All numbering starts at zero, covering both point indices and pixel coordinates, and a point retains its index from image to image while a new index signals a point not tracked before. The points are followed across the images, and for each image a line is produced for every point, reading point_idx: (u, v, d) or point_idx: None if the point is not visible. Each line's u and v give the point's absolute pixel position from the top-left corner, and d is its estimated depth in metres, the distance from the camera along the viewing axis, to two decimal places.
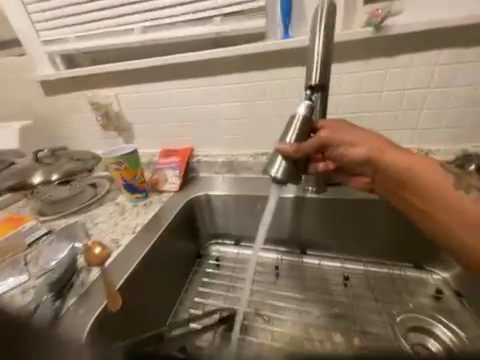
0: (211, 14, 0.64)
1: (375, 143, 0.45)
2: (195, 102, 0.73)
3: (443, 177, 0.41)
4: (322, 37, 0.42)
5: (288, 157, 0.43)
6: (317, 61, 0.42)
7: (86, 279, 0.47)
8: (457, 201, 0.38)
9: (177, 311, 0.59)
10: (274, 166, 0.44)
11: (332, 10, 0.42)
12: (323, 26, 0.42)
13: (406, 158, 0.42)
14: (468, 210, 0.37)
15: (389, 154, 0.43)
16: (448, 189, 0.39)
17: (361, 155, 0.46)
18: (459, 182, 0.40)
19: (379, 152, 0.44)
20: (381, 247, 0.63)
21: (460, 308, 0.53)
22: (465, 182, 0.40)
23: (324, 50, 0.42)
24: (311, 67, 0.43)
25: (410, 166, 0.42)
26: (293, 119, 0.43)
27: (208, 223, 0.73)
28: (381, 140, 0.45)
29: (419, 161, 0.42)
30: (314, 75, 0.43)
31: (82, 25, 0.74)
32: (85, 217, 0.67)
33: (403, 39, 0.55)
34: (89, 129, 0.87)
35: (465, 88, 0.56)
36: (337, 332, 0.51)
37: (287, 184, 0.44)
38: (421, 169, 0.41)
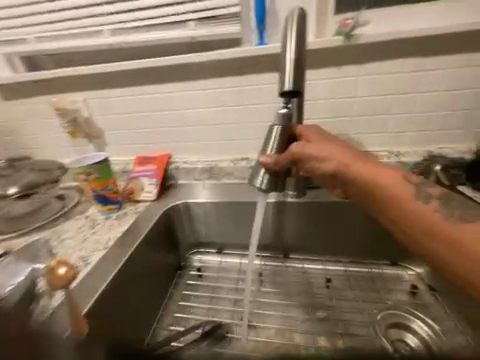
0: (185, 18, 0.63)
1: (342, 155, 0.43)
2: (170, 107, 0.71)
3: (407, 186, 0.39)
4: (293, 45, 0.42)
5: (268, 169, 0.45)
6: (289, 68, 0.42)
7: (48, 305, 0.42)
8: (420, 210, 0.37)
9: (156, 329, 0.55)
10: (259, 179, 0.46)
11: (301, 18, 0.43)
12: (294, 34, 0.42)
13: (371, 170, 0.41)
14: (431, 220, 0.36)
15: (356, 166, 0.42)
16: (412, 199, 0.38)
17: (329, 168, 0.44)
18: (420, 191, 0.38)
19: (347, 165, 0.42)
20: (359, 247, 0.65)
21: (434, 301, 0.56)
22: (426, 190, 0.39)
23: (297, 57, 0.42)
24: (284, 74, 0.42)
25: (375, 177, 0.40)
26: (272, 131, 0.45)
27: (189, 231, 0.70)
28: (347, 153, 0.44)
29: (383, 171, 0.41)
30: (287, 82, 0.42)
31: (45, 26, 0.69)
32: (49, 234, 0.61)
33: (371, 48, 0.58)
34: (54, 136, 0.81)
35: (427, 94, 0.61)
36: (323, 337, 0.50)
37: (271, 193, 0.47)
38: (386, 180, 0.40)
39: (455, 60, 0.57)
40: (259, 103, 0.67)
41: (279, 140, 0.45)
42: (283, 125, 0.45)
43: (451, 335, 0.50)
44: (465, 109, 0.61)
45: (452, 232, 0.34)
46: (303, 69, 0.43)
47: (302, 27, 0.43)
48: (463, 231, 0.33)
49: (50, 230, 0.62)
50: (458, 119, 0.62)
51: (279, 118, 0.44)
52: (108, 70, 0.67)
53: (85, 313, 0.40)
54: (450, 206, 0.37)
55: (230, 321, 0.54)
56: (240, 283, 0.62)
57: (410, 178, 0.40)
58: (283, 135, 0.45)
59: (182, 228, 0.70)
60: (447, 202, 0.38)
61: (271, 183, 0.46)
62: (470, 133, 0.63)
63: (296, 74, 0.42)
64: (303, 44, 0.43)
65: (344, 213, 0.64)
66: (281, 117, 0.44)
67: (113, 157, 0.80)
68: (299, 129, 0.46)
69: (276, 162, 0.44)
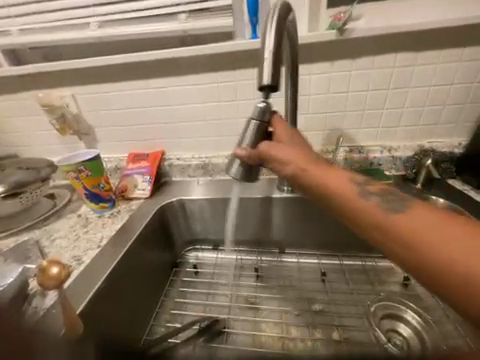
0: (175, 11, 0.61)
1: (301, 156, 0.39)
2: (163, 102, 0.69)
3: (351, 185, 0.35)
4: (272, 34, 0.37)
5: (243, 161, 0.41)
6: (268, 59, 0.36)
7: (41, 305, 0.41)
8: (366, 209, 0.33)
9: (152, 327, 0.54)
10: (233, 167, 0.42)
11: (282, 12, 0.39)
12: (273, 25, 0.37)
13: (322, 172, 0.37)
14: (376, 217, 0.32)
15: (309, 169, 0.37)
16: (358, 197, 0.34)
17: (287, 172, 0.39)
18: (363, 189, 0.35)
19: (303, 168, 0.38)
20: (353, 240, 0.66)
21: (426, 292, 0.57)
22: (368, 187, 0.36)
23: (275, 48, 0.36)
24: (262, 66, 0.36)
25: (324, 179, 0.36)
26: (248, 126, 0.40)
27: (185, 228, 0.70)
28: (304, 153, 0.39)
29: (330, 171, 0.37)
30: (266, 74, 0.36)
31: (29, 18, 0.66)
32: (40, 233, 0.59)
33: (363, 42, 0.58)
34: (42, 134, 0.78)
35: (418, 90, 0.61)
36: (318, 329, 0.51)
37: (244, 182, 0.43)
38: (332, 182, 0.36)
39: (446, 54, 0.57)
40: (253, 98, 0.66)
41: (256, 133, 0.40)
42: (262, 119, 0.40)
43: (441, 322, 0.51)
44: (455, 104, 0.62)
45: (398, 222, 0.30)
46: (281, 63, 0.37)
47: (280, 17, 0.39)
48: (407, 220, 0.30)
49: (40, 230, 0.61)
50: (448, 114, 0.63)
51: (258, 111, 0.39)
52: (96, 64, 0.65)
53: (80, 313, 0.40)
54: (396, 199, 0.33)
55: (227, 317, 0.54)
56: (236, 279, 0.62)
57: (355, 176, 0.37)
58: (261, 129, 0.40)
59: (177, 226, 0.70)
60: (391, 194, 0.35)
61: (247, 171, 0.42)
62: (459, 127, 0.64)
63: (276, 65, 0.36)
64: (282, 35, 0.38)
65: None
66: (259, 110, 0.39)
67: (104, 154, 0.79)
68: (276, 117, 0.42)
69: (251, 156, 0.40)
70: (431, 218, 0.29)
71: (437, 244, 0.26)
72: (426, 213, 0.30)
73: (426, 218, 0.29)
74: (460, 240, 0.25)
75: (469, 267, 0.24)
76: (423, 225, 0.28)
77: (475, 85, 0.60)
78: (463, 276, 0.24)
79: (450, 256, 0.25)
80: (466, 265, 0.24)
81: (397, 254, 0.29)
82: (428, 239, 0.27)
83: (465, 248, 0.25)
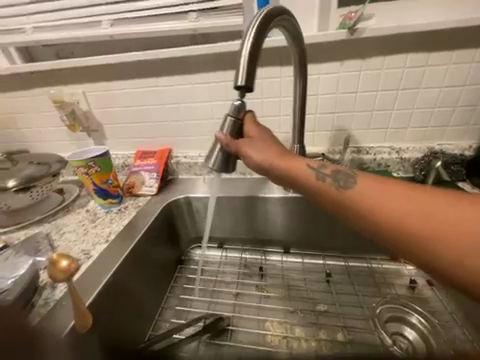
0: (185, 10, 0.62)
1: (267, 151, 0.40)
2: (171, 100, 0.70)
3: (310, 172, 0.38)
4: (251, 38, 0.35)
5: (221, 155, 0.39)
6: (244, 59, 0.34)
7: (51, 297, 0.42)
8: (326, 192, 0.36)
9: (157, 322, 0.55)
10: (213, 156, 0.40)
11: (268, 15, 0.37)
12: (254, 28, 0.35)
13: (285, 163, 0.39)
14: (334, 198, 0.35)
15: (275, 162, 0.39)
16: (317, 183, 0.37)
17: (257, 167, 0.40)
18: (319, 173, 0.37)
19: (271, 162, 0.39)
20: (358, 242, 0.65)
21: (433, 296, 0.57)
22: (323, 170, 0.38)
23: (253, 50, 0.35)
24: (237, 65, 0.35)
25: (287, 170, 0.38)
26: (224, 122, 0.39)
27: (190, 226, 0.71)
28: (270, 146, 0.40)
29: (296, 161, 0.39)
30: (240, 74, 0.35)
31: (42, 16, 0.68)
32: (50, 227, 0.60)
33: (374, 43, 0.57)
34: (53, 130, 0.80)
35: (428, 91, 0.61)
36: (322, 330, 0.51)
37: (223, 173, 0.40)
38: (292, 172, 0.38)
39: (458, 55, 0.56)
40: (260, 98, 0.66)
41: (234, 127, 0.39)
42: (237, 116, 0.39)
43: (448, 327, 0.51)
44: (466, 106, 0.61)
45: (374, 202, 0.31)
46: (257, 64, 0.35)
47: (266, 14, 0.37)
48: (380, 198, 0.31)
49: (50, 224, 0.62)
50: (459, 116, 0.62)
51: (234, 108, 0.38)
52: (107, 62, 0.66)
53: (88, 306, 0.40)
54: (349, 177, 0.36)
55: (230, 315, 0.55)
56: (240, 277, 0.62)
57: (311, 162, 0.39)
58: (236, 126, 0.39)
59: (183, 223, 0.70)
60: (344, 172, 0.37)
61: (224, 163, 0.40)
62: (470, 129, 0.63)
63: (251, 66, 0.35)
64: (263, 35, 0.36)
65: None
66: (235, 107, 0.38)
67: (113, 151, 0.80)
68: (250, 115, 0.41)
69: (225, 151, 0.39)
70: (379, 189, 0.32)
71: (386, 214, 0.30)
72: (375, 185, 0.33)
73: (376, 192, 0.32)
74: (404, 207, 0.29)
75: (414, 230, 0.28)
76: (373, 198, 0.32)
77: None
78: (410, 238, 0.28)
79: (399, 223, 0.29)
80: (412, 229, 0.28)
81: (361, 228, 0.32)
82: (380, 211, 0.31)
83: (409, 214, 0.29)
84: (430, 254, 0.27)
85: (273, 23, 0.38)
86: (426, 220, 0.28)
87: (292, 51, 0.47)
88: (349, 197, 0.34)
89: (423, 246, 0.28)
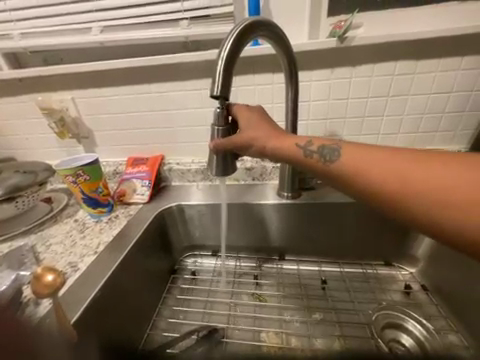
0: (177, 17, 0.62)
1: (259, 135, 0.41)
2: (163, 107, 0.69)
3: (299, 148, 0.40)
4: (229, 46, 0.36)
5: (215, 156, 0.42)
6: (219, 70, 0.36)
7: (34, 313, 0.39)
8: (315, 166, 0.38)
9: (149, 336, 0.53)
10: (211, 164, 0.43)
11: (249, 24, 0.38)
12: (233, 36, 0.37)
13: (276, 144, 0.41)
14: (323, 169, 0.37)
15: (267, 145, 0.41)
16: (308, 159, 0.39)
17: (252, 152, 0.42)
18: (307, 149, 0.39)
19: (263, 145, 0.41)
20: (352, 247, 0.66)
21: (428, 301, 0.57)
22: (311, 145, 0.39)
23: (230, 57, 0.36)
24: (213, 76, 0.37)
25: (278, 151, 0.40)
26: (211, 131, 0.42)
27: (183, 234, 0.69)
28: (260, 130, 0.41)
29: (288, 140, 0.41)
30: (216, 84, 0.37)
31: (30, 23, 0.66)
32: (36, 239, 0.58)
33: (364, 50, 0.58)
34: (41, 137, 0.78)
35: (417, 97, 0.62)
36: (319, 338, 0.50)
37: (230, 175, 0.44)
38: (283, 152, 0.40)
39: (444, 63, 0.58)
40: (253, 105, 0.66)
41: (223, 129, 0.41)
42: (219, 123, 0.41)
43: (443, 333, 0.50)
44: (454, 112, 0.62)
45: (373, 168, 0.33)
46: (233, 72, 0.37)
47: (246, 25, 0.38)
48: (379, 164, 0.33)
49: (36, 235, 0.60)
50: (447, 121, 0.64)
51: (215, 117, 0.41)
52: (96, 68, 0.65)
53: (74, 322, 0.38)
54: (335, 149, 0.38)
55: (225, 326, 0.53)
56: (235, 287, 0.61)
57: (299, 138, 0.40)
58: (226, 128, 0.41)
59: (176, 231, 0.69)
60: (330, 144, 0.38)
61: (221, 167, 0.43)
62: (458, 134, 0.65)
63: (227, 76, 0.37)
64: (241, 46, 0.37)
65: (338, 214, 0.64)
66: (216, 115, 0.41)
67: (104, 158, 0.79)
68: (234, 110, 0.43)
69: (217, 153, 0.41)
70: (368, 155, 0.34)
71: (371, 176, 0.33)
72: (364, 152, 0.35)
73: (362, 158, 0.34)
74: (388, 168, 0.32)
75: (396, 187, 0.31)
76: (360, 164, 0.34)
77: (474, 93, 0.60)
78: (392, 195, 0.31)
79: (388, 183, 0.31)
80: (395, 188, 0.31)
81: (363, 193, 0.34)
82: (375, 174, 0.32)
83: (403, 175, 0.31)
84: (410, 209, 0.30)
85: (256, 34, 0.39)
86: (426, 180, 0.29)
87: (279, 55, 0.47)
88: (339, 168, 0.36)
89: (404, 202, 0.30)
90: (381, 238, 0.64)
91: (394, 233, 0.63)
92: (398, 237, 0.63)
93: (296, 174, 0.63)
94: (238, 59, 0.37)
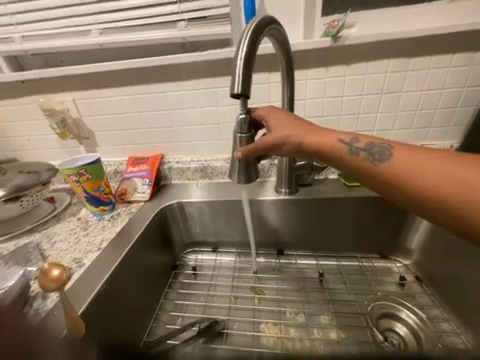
0: (174, 18, 0.63)
1: (297, 132, 0.42)
2: (162, 107, 0.71)
3: (343, 146, 0.40)
4: (246, 45, 0.37)
5: (241, 163, 0.42)
6: (239, 65, 0.36)
7: (42, 307, 0.41)
8: (357, 164, 0.39)
9: (152, 328, 0.55)
10: (234, 171, 0.43)
11: (260, 26, 0.39)
12: (248, 35, 0.37)
13: (317, 140, 0.41)
14: (368, 169, 0.38)
15: (306, 141, 0.41)
16: (352, 157, 0.40)
17: (288, 150, 0.42)
18: (351, 147, 0.40)
19: (301, 142, 0.41)
20: (349, 240, 0.68)
21: (421, 291, 0.58)
22: (356, 143, 0.40)
23: (248, 56, 0.36)
24: (233, 73, 0.36)
25: (318, 147, 0.41)
26: (234, 139, 0.42)
27: (184, 230, 0.71)
28: (298, 127, 0.42)
29: (329, 137, 0.41)
30: (236, 83, 0.36)
31: (31, 26, 0.68)
32: (40, 237, 0.60)
33: (357, 48, 0.59)
34: (43, 138, 0.79)
35: (410, 94, 0.63)
36: (316, 328, 0.52)
37: (255, 179, 0.44)
38: (324, 148, 0.41)
39: (435, 61, 0.59)
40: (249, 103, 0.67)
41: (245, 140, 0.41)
42: (242, 130, 0.41)
43: (436, 321, 0.52)
44: (446, 108, 0.64)
45: (421, 173, 0.33)
46: (253, 70, 0.36)
47: (256, 25, 0.38)
48: (428, 169, 0.33)
49: (40, 233, 0.61)
50: (440, 117, 0.65)
51: (238, 124, 0.41)
52: (96, 70, 0.66)
53: (81, 314, 0.40)
54: (385, 149, 0.38)
55: (226, 318, 0.55)
56: (235, 281, 0.63)
57: (344, 135, 0.41)
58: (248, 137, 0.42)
59: (177, 227, 0.71)
60: (378, 144, 0.39)
61: (246, 174, 0.43)
62: (451, 129, 0.66)
63: (247, 74, 0.36)
64: (256, 42, 0.38)
65: (335, 209, 0.66)
66: (239, 122, 0.41)
67: (105, 158, 0.80)
68: (259, 112, 0.44)
69: (244, 159, 0.41)
70: (416, 159, 0.35)
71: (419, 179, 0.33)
72: (413, 156, 0.35)
73: (410, 161, 0.35)
74: (439, 173, 0.32)
75: (442, 191, 0.32)
76: (407, 166, 0.35)
77: (465, 90, 0.62)
78: (440, 201, 0.32)
79: (437, 189, 0.32)
80: (443, 194, 0.31)
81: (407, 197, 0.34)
82: (422, 179, 0.33)
83: (453, 181, 0.31)
84: (458, 215, 0.31)
85: (264, 33, 0.41)
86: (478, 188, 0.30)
87: (278, 54, 0.48)
88: (386, 169, 0.37)
89: (452, 209, 0.31)
90: (377, 232, 0.66)
91: (388, 225, 0.65)
92: (392, 231, 0.65)
93: (293, 171, 0.65)
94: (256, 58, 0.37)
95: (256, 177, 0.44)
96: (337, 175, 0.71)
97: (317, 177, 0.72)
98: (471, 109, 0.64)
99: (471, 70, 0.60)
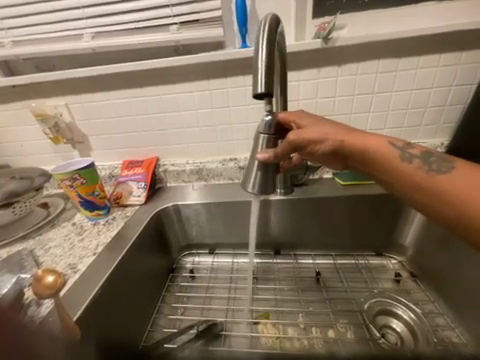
0: (167, 22, 0.64)
1: (336, 131, 0.43)
2: (156, 110, 0.71)
3: (395, 151, 0.41)
4: (265, 46, 0.38)
5: (265, 166, 0.43)
6: (261, 61, 0.37)
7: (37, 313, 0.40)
8: (411, 172, 0.39)
9: (149, 334, 0.54)
10: (253, 177, 0.44)
11: (274, 26, 0.40)
12: (266, 37, 0.38)
13: (362, 141, 0.42)
14: (421, 178, 0.38)
15: (349, 139, 0.42)
16: (404, 164, 0.40)
17: (328, 147, 0.43)
18: (406, 154, 0.41)
19: (342, 141, 0.42)
20: (345, 239, 0.68)
21: (416, 287, 0.59)
22: (410, 150, 0.41)
23: (269, 57, 0.37)
24: (255, 70, 0.37)
25: (364, 146, 0.42)
26: (258, 141, 0.43)
27: (180, 233, 0.71)
28: (338, 127, 0.43)
29: (378, 141, 0.42)
30: (258, 83, 0.37)
31: (22, 31, 0.67)
32: (34, 243, 0.59)
33: (348, 50, 0.61)
34: (35, 143, 0.79)
35: (401, 94, 0.65)
36: (315, 328, 0.52)
37: (269, 190, 0.44)
38: (372, 148, 0.41)
39: (424, 61, 0.61)
40: (243, 105, 0.68)
41: (267, 144, 0.43)
42: (269, 132, 0.43)
43: (431, 316, 0.53)
44: (435, 106, 0.66)
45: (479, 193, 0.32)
46: (275, 72, 0.37)
47: (272, 26, 0.39)
48: None
49: (35, 239, 0.60)
50: (430, 115, 0.67)
51: (264, 126, 0.43)
52: (88, 74, 0.66)
53: (76, 319, 0.40)
54: (445, 161, 0.38)
55: (224, 320, 0.55)
56: (233, 282, 0.63)
57: (396, 141, 0.42)
58: (270, 141, 0.43)
59: (173, 230, 0.70)
60: (435, 156, 0.40)
61: (263, 183, 0.44)
62: (441, 127, 0.68)
63: (268, 74, 0.37)
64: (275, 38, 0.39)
65: (331, 208, 0.66)
66: (266, 124, 0.42)
67: (99, 162, 0.79)
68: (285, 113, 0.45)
69: (267, 162, 0.42)
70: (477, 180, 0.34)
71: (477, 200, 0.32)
72: (473, 176, 0.35)
73: (469, 179, 0.34)
74: None
75: None
76: (463, 184, 0.34)
77: (453, 88, 0.63)
78: None
79: None
80: None
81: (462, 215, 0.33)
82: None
83: None
84: None
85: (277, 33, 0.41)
86: None
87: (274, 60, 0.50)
88: (440, 182, 0.36)
89: None
90: (373, 229, 0.67)
91: (382, 223, 0.66)
92: (386, 228, 0.66)
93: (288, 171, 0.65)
94: (275, 60, 0.38)
95: (271, 189, 0.45)
96: (332, 174, 0.72)
97: (313, 177, 0.72)
98: (459, 108, 0.65)
99: (458, 70, 0.61)
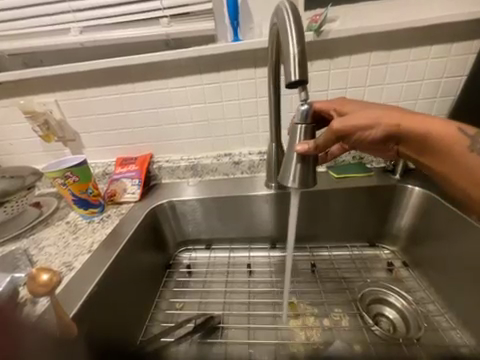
0: (157, 15, 0.62)
1: (388, 116, 0.39)
2: (148, 106, 0.70)
3: (463, 139, 0.38)
4: (295, 36, 0.34)
5: (303, 159, 0.38)
6: (293, 53, 0.33)
7: (32, 311, 0.40)
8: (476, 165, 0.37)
9: (147, 328, 0.54)
10: (290, 174, 0.39)
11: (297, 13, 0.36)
12: (293, 26, 0.35)
13: (421, 126, 0.38)
14: None
15: (405, 123, 0.39)
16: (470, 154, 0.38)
17: (379, 134, 0.40)
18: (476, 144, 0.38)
19: (396, 126, 0.39)
20: (340, 231, 0.69)
21: (408, 276, 0.61)
22: None
23: (301, 49, 0.33)
24: (287, 62, 0.33)
25: (423, 131, 0.38)
26: (295, 133, 0.38)
27: (176, 229, 0.71)
28: (388, 111, 0.40)
29: (440, 125, 0.38)
30: (291, 71, 0.33)
31: (7, 25, 0.66)
32: (28, 242, 0.58)
33: (340, 42, 0.61)
34: (25, 141, 0.77)
35: (392, 86, 0.65)
36: (311, 318, 0.53)
37: (310, 185, 0.40)
38: (433, 133, 0.38)
39: (415, 53, 0.61)
40: (236, 99, 0.68)
41: (305, 135, 0.38)
42: (307, 121, 0.38)
43: (422, 303, 0.55)
44: (426, 98, 0.66)
45: None
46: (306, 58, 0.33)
47: (297, 14, 0.36)
48: None
49: (28, 239, 0.60)
50: (421, 108, 0.68)
51: (300, 115, 0.37)
52: (76, 70, 0.64)
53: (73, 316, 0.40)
54: None
55: (221, 313, 0.55)
56: (229, 276, 0.64)
57: (465, 127, 0.39)
58: (309, 131, 0.38)
59: (169, 226, 0.70)
60: None
61: (304, 175, 0.39)
62: None
63: (301, 61, 0.33)
64: (299, 23, 0.36)
65: (326, 201, 0.67)
66: (301, 113, 0.37)
67: (92, 159, 0.79)
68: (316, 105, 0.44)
69: (306, 157, 0.38)
70: None
71: None
72: None
73: None
74: None
75: None
76: None
77: (444, 80, 0.64)
78: None
79: None
80: None
81: None
82: None
83: None
84: None
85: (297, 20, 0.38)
86: None
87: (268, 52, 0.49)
88: None
89: None
90: (367, 220, 0.68)
91: (374, 214, 0.67)
92: (379, 219, 0.67)
93: None
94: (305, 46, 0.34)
95: (312, 183, 0.40)
96: (326, 168, 0.72)
97: None
98: (450, 99, 0.66)
99: (448, 62, 0.62)
